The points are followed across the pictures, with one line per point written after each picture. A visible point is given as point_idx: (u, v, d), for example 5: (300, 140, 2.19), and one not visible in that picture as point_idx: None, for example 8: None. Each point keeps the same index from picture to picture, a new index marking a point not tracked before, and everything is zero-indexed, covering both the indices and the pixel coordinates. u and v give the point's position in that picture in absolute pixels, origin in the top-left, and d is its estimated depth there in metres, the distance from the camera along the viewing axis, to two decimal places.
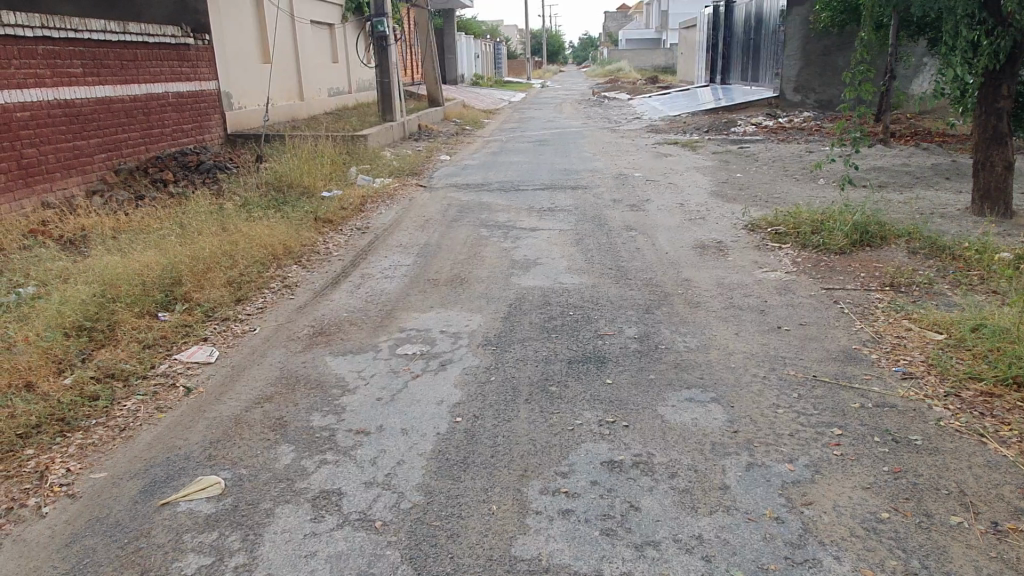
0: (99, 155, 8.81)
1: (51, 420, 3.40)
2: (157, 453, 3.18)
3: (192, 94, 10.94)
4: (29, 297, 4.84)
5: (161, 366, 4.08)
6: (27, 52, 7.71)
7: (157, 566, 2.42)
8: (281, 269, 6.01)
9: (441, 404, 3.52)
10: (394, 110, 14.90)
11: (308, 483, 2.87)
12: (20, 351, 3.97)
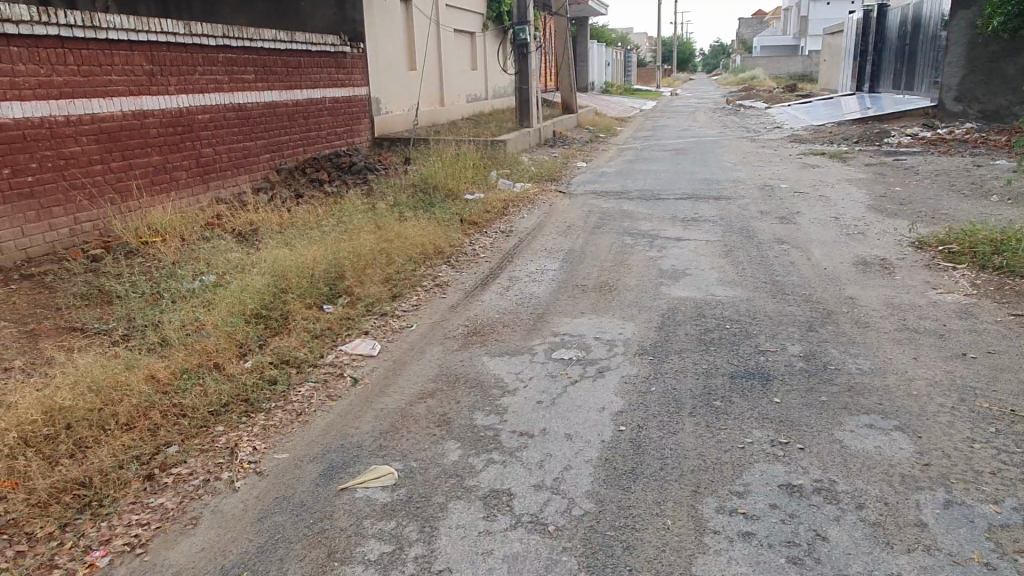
0: (264, 155, 9.44)
1: (237, 400, 3.65)
2: (333, 439, 3.33)
3: (347, 99, 11.52)
4: (211, 284, 5.24)
5: (329, 356, 4.28)
6: (209, 59, 8.38)
7: (342, 549, 2.51)
8: (432, 268, 6.18)
9: (602, 411, 3.47)
10: (531, 116, 15.06)
11: (478, 481, 2.90)
12: (208, 334, 4.29)
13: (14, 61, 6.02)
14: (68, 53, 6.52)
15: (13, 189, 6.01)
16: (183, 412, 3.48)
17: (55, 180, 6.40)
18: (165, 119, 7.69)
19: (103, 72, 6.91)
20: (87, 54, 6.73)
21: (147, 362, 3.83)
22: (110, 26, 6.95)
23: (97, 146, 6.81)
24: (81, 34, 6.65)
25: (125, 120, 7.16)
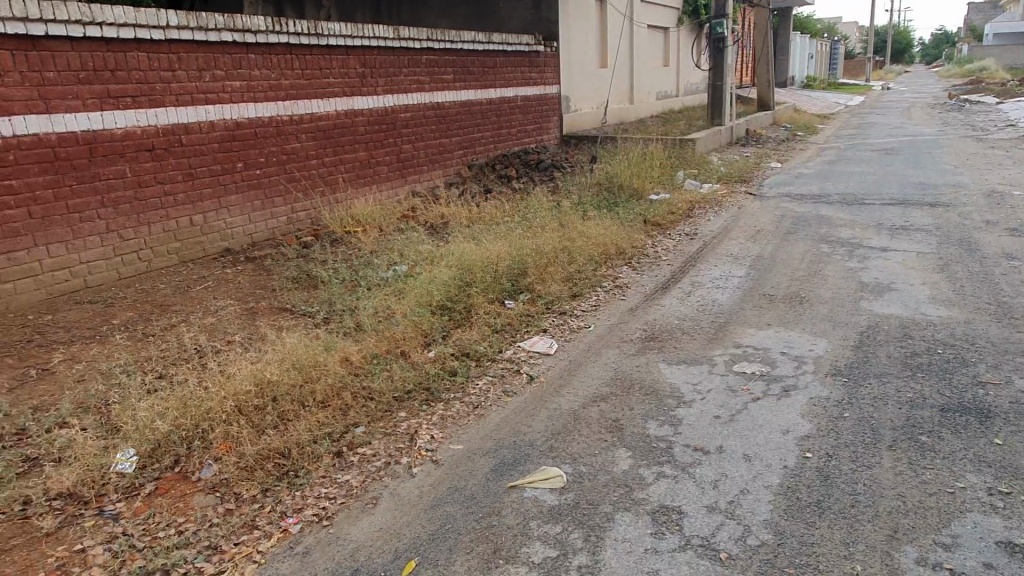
0: (458, 152, 9.88)
1: (419, 388, 3.85)
2: (505, 435, 3.40)
3: (538, 97, 11.73)
4: (403, 275, 5.56)
5: (507, 352, 4.38)
6: (414, 61, 8.88)
7: (508, 547, 2.55)
8: (613, 268, 6.12)
9: (787, 434, 3.24)
10: (724, 114, 14.47)
11: (647, 494, 2.82)
12: (398, 322, 4.56)
13: (251, 67, 6.75)
14: (295, 59, 7.20)
15: (244, 180, 6.79)
16: (371, 395, 3.73)
17: (278, 173, 7.14)
18: (372, 118, 8.27)
19: (322, 75, 7.56)
20: (310, 59, 7.40)
21: (343, 345, 4.15)
22: (331, 33, 7.56)
23: (314, 143, 7.49)
24: (307, 41, 7.31)
25: (338, 118, 7.80)
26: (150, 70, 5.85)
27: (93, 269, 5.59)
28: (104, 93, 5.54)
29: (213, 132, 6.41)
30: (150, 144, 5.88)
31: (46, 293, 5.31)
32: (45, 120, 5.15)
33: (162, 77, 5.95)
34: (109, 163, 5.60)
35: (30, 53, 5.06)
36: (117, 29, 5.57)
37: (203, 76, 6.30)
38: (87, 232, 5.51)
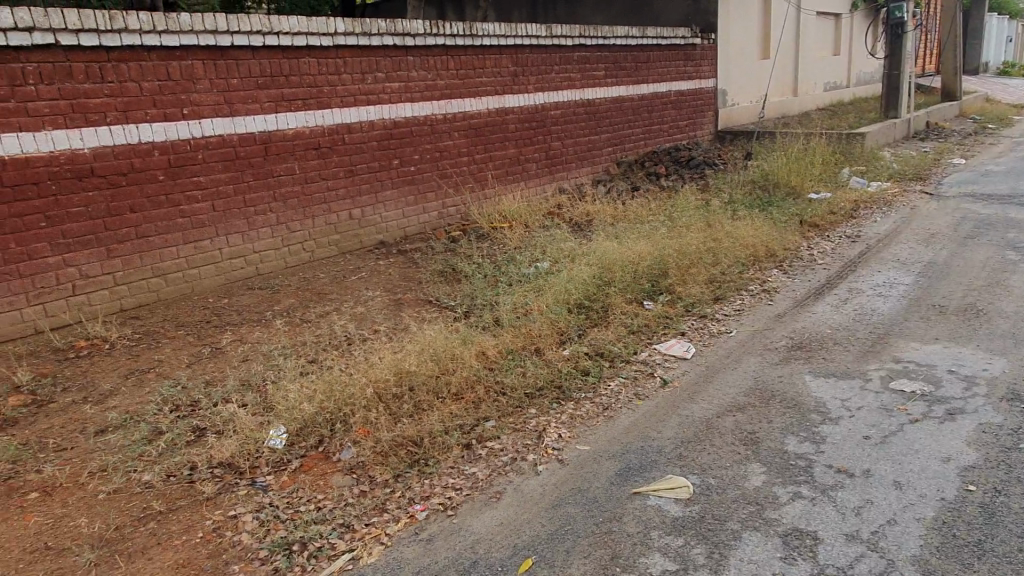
0: (607, 149, 9.80)
1: (550, 386, 3.87)
2: (634, 439, 3.34)
3: (692, 92, 11.39)
4: (543, 272, 5.60)
5: (642, 353, 4.30)
6: (565, 59, 8.90)
7: (626, 556, 2.50)
8: (762, 271, 5.83)
9: (947, 462, 2.93)
10: (900, 106, 13.32)
11: (779, 515, 2.66)
12: (534, 319, 4.61)
13: (409, 69, 7.06)
14: (450, 60, 7.45)
15: (400, 176, 7.13)
16: (503, 390, 3.80)
17: (431, 170, 7.44)
18: (522, 116, 8.40)
19: (476, 75, 7.77)
20: (465, 60, 7.62)
21: (480, 339, 4.25)
22: (485, 33, 7.74)
23: (465, 141, 7.72)
24: (462, 42, 7.52)
25: (489, 116, 7.99)
26: (319, 74, 6.28)
27: (264, 258, 6.11)
28: (279, 96, 6.01)
29: (373, 131, 6.79)
30: (317, 143, 6.33)
31: (224, 279, 5.86)
32: (229, 122, 5.67)
33: (329, 80, 6.37)
34: (281, 161, 6.08)
35: (218, 61, 5.58)
36: (292, 37, 6.02)
37: (366, 78, 6.67)
38: (260, 224, 6.02)
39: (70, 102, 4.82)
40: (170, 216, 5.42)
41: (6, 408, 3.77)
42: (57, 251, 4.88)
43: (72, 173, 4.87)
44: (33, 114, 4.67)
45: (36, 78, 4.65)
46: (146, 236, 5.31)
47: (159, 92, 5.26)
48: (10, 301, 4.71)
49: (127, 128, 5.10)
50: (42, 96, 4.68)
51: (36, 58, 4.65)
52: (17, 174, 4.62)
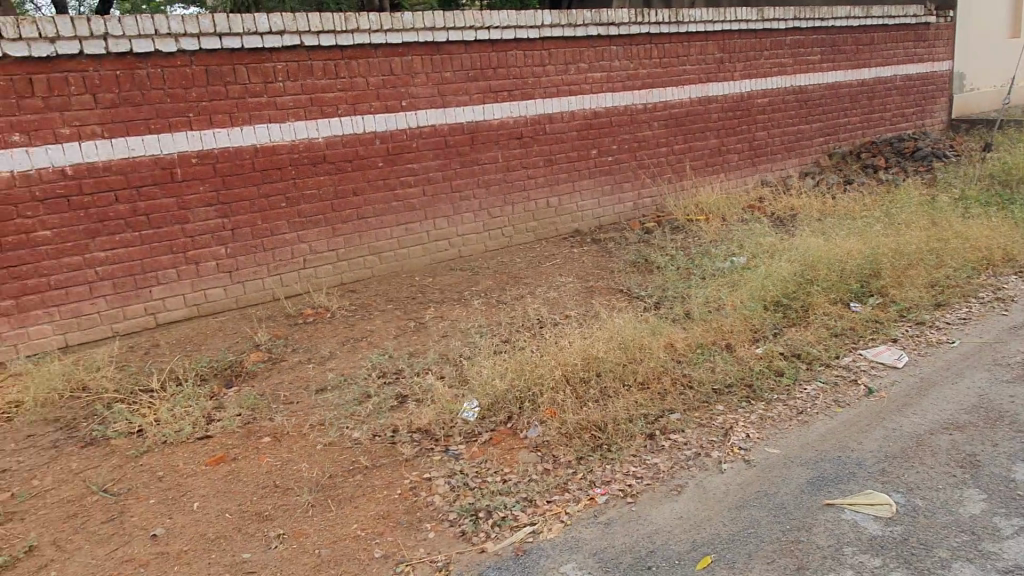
0: (818, 139, 9.18)
1: (741, 384, 3.75)
2: (830, 448, 3.15)
3: (922, 76, 10.29)
4: (740, 267, 5.41)
5: (845, 358, 4.02)
6: (778, 43, 8.43)
7: (814, 568, 2.39)
8: (996, 277, 5.18)
9: None
10: None
11: (999, 548, 2.39)
12: (727, 314, 4.48)
13: (612, 58, 7.07)
14: (654, 48, 7.35)
15: (597, 166, 7.21)
16: (691, 384, 3.74)
17: (628, 160, 7.43)
18: (726, 104, 8.11)
19: (679, 64, 7.61)
20: (669, 48, 7.49)
21: (670, 331, 4.21)
22: (692, 20, 7.53)
23: (665, 131, 7.62)
24: (667, 29, 7.39)
25: (691, 106, 7.81)
26: (525, 66, 6.50)
27: (466, 242, 6.46)
28: (487, 88, 6.30)
29: (573, 121, 6.91)
30: (520, 133, 6.57)
31: (430, 260, 6.29)
32: (441, 113, 6.06)
33: (534, 72, 6.56)
34: (486, 150, 6.39)
35: (434, 56, 5.96)
36: (502, 31, 6.26)
37: (569, 69, 6.79)
38: (464, 209, 6.38)
39: (309, 96, 5.41)
40: (386, 200, 5.92)
41: (248, 362, 4.36)
42: (293, 228, 5.52)
43: (308, 160, 5.47)
44: (279, 108, 5.30)
45: (283, 75, 5.26)
46: (365, 218, 5.84)
47: (383, 86, 5.74)
48: (255, 271, 5.42)
49: (354, 119, 5.63)
50: (287, 92, 5.30)
51: (285, 58, 5.25)
52: (266, 160, 5.29)
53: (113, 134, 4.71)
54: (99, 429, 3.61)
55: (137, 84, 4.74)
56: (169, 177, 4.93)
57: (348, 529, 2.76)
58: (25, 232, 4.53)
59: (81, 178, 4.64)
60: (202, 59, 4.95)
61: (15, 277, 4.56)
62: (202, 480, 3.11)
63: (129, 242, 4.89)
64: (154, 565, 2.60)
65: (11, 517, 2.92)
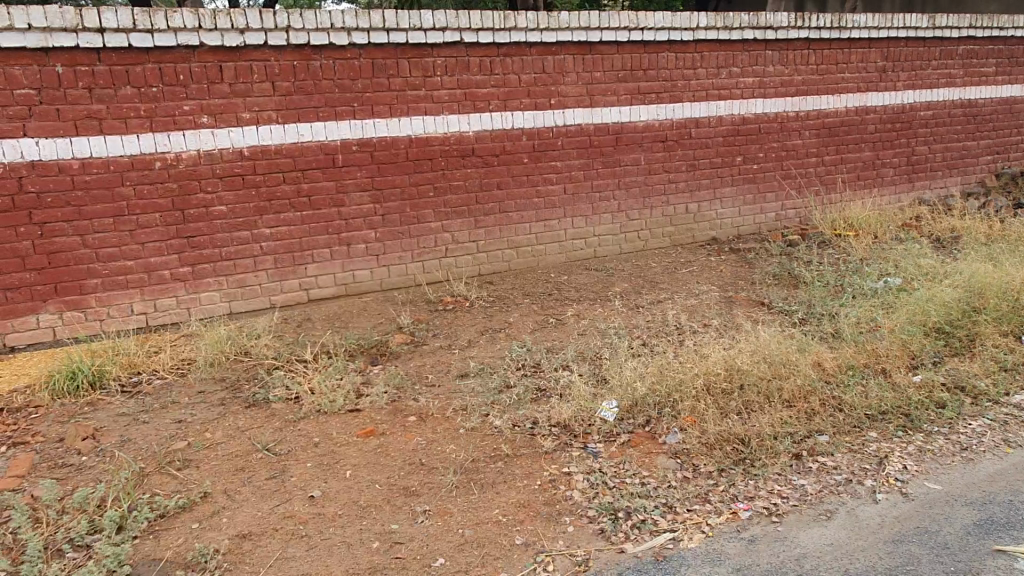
0: (986, 157, 8.49)
1: (897, 412, 3.55)
2: (999, 491, 2.93)
3: None
4: (895, 288, 5.10)
5: (1017, 396, 3.71)
6: (949, 53, 7.85)
7: None
8: None
9: None
10: None
11: None
12: (882, 337, 4.24)
13: (766, 64, 6.83)
14: (812, 54, 7.04)
15: (742, 174, 7.00)
16: (841, 406, 3.58)
17: (774, 169, 7.17)
18: (885, 116, 7.66)
19: (838, 71, 7.25)
20: (828, 55, 7.14)
21: (819, 349, 4.03)
22: (856, 25, 7.14)
23: (816, 141, 7.29)
24: (828, 35, 7.05)
25: (847, 116, 7.43)
26: (675, 69, 6.40)
27: (602, 242, 6.45)
28: (636, 90, 6.26)
29: (720, 126, 6.74)
30: (665, 136, 6.48)
31: (565, 258, 6.33)
32: (588, 113, 6.08)
33: (685, 75, 6.45)
34: (629, 152, 6.35)
35: (587, 56, 5.98)
36: (656, 33, 6.19)
37: (720, 73, 6.62)
38: (602, 210, 6.38)
39: (464, 91, 5.57)
40: (527, 195, 6.01)
41: (393, 343, 4.56)
42: (439, 217, 5.71)
43: (458, 153, 5.65)
44: (436, 101, 5.49)
45: (442, 70, 5.45)
46: (506, 212, 5.96)
47: (534, 84, 5.82)
48: (400, 256, 5.66)
49: (504, 115, 5.75)
50: (444, 86, 5.48)
51: (445, 54, 5.44)
52: (419, 151, 5.50)
53: (286, 120, 5.05)
54: (261, 392, 3.90)
55: (310, 74, 5.05)
56: (331, 162, 5.23)
57: (490, 514, 2.84)
58: (205, 206, 4.95)
59: (255, 159, 5.01)
60: (370, 53, 5.21)
61: (193, 246, 4.99)
62: (353, 450, 3.28)
63: (292, 221, 5.23)
64: (312, 525, 2.78)
65: (188, 464, 3.21)
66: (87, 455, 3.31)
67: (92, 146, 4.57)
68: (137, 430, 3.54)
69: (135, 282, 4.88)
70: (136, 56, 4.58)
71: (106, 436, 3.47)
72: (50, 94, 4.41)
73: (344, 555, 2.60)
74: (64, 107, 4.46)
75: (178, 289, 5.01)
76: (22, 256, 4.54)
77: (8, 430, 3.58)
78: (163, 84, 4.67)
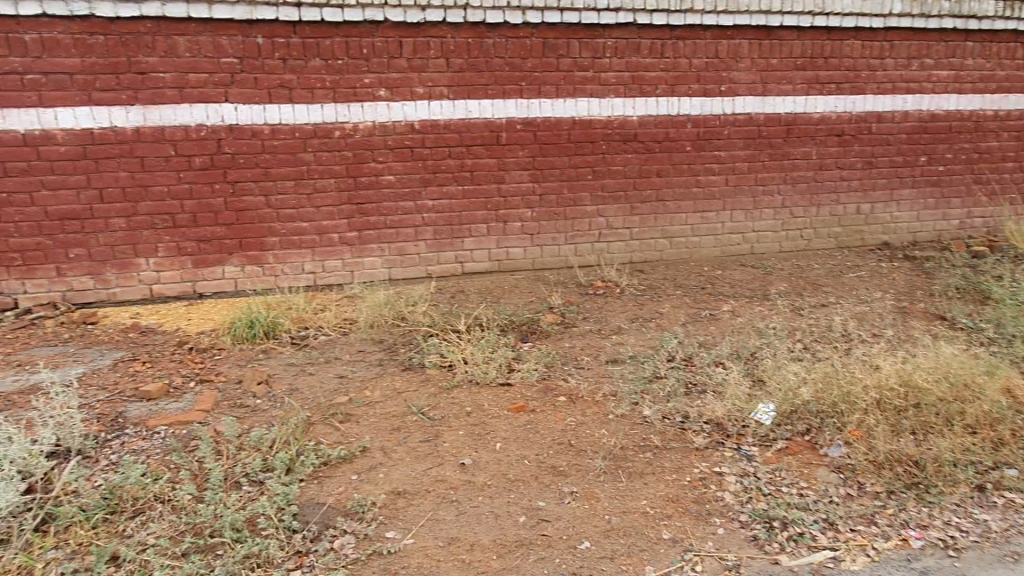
0: None
1: None
2: None
3: None
4: None
5: None
6: None
7: None
8: None
9: None
10: None
11: None
12: None
13: (966, 56, 6.20)
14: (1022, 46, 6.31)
15: (925, 175, 6.42)
16: None
17: (964, 172, 6.52)
18: None
19: None
20: None
21: (1011, 373, 3.63)
22: None
23: (1017, 143, 6.56)
24: None
25: None
26: (860, 58, 5.94)
27: (762, 238, 6.15)
28: (814, 79, 5.88)
29: (905, 122, 6.21)
30: (841, 130, 6.06)
31: (721, 251, 6.09)
32: (759, 102, 5.79)
33: (870, 65, 5.98)
34: (800, 145, 6.00)
35: (764, 42, 5.68)
36: (842, 18, 5.76)
37: (911, 64, 6.08)
38: (765, 204, 6.07)
39: (632, 74, 5.46)
40: (687, 184, 5.83)
41: (543, 322, 4.58)
42: (595, 201, 5.66)
43: (620, 137, 5.56)
44: (603, 83, 5.43)
45: (612, 52, 5.37)
46: (664, 199, 5.81)
47: (705, 69, 5.61)
48: (554, 237, 5.67)
49: (671, 100, 5.59)
50: (613, 68, 5.40)
51: (616, 35, 5.34)
52: (581, 133, 5.47)
53: (457, 96, 5.18)
54: (416, 357, 4.05)
55: (483, 52, 5.14)
56: (495, 139, 5.32)
57: (638, 504, 2.80)
58: (375, 175, 5.19)
59: (425, 133, 5.18)
60: (542, 32, 5.21)
61: (362, 213, 5.24)
62: (504, 423, 3.34)
63: (453, 195, 5.37)
64: (462, 491, 2.85)
65: (349, 418, 3.39)
66: (262, 398, 3.59)
67: (281, 113, 4.90)
68: (304, 380, 3.79)
69: (308, 242, 5.20)
70: (326, 30, 4.84)
71: (277, 383, 3.74)
72: (250, 63, 4.77)
73: (491, 525, 2.66)
74: (261, 76, 4.81)
75: (344, 252, 5.30)
76: (215, 211, 4.96)
77: (196, 367, 3.95)
78: (348, 57, 4.92)
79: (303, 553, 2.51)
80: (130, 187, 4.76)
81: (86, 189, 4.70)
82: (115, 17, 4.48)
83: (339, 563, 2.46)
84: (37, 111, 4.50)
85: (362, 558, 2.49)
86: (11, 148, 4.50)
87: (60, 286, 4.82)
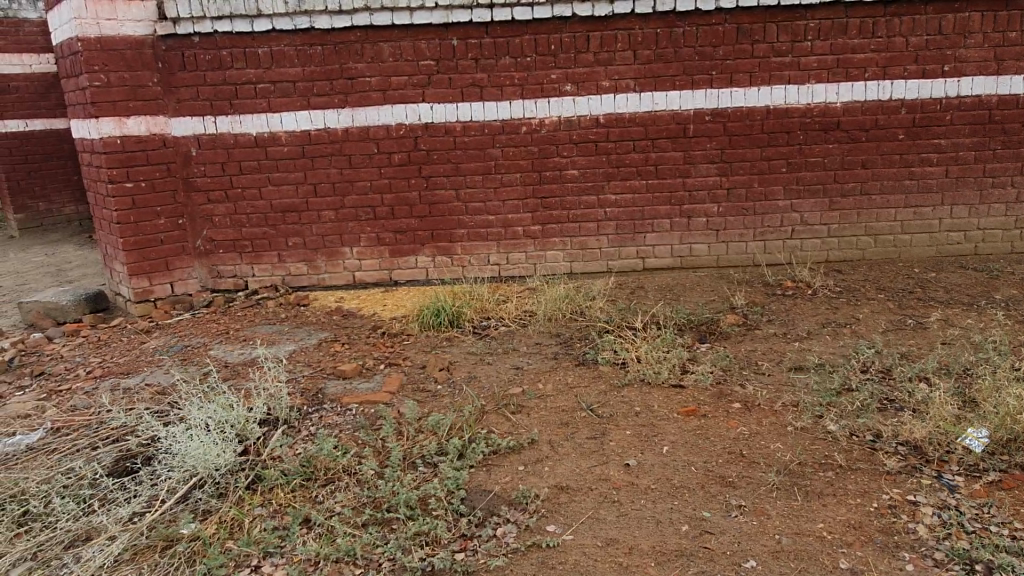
0: None
1: None
2: None
3: None
4: None
5: None
6: None
7: None
8: None
9: None
10: None
11: None
12: None
13: None
14: None
15: None
16: None
17: None
18: None
19: None
20: None
21: None
22: None
23: None
24: None
25: None
26: None
27: (989, 237, 5.43)
28: None
29: None
30: None
31: (937, 251, 5.46)
32: (991, 82, 5.09)
33: None
34: None
35: (1000, 13, 4.97)
36: None
37: None
38: (994, 198, 5.34)
39: (838, 57, 5.03)
40: (898, 176, 5.28)
41: (724, 323, 4.40)
42: (789, 195, 5.32)
43: (821, 125, 5.16)
44: (803, 69, 5.06)
45: (815, 34, 4.98)
46: (869, 193, 5.32)
47: (925, 48, 5.03)
48: (741, 233, 5.41)
49: (883, 83, 5.08)
50: (815, 51, 5.01)
51: (821, 15, 4.94)
52: (776, 122, 5.15)
53: (644, 88, 5.09)
54: (590, 353, 4.07)
55: (672, 42, 5.00)
56: (682, 132, 5.17)
57: (814, 527, 2.60)
58: (559, 169, 5.26)
59: (609, 127, 5.16)
60: (736, 17, 4.96)
61: (545, 207, 5.35)
62: (673, 427, 3.26)
63: (637, 188, 5.30)
64: (625, 492, 2.84)
65: (521, 409, 3.50)
66: (442, 383, 3.80)
67: (472, 111, 5.12)
68: (482, 369, 3.96)
69: (494, 235, 5.41)
70: (517, 29, 4.96)
71: (457, 370, 3.95)
72: (446, 64, 5.03)
73: (652, 530, 2.62)
74: (455, 76, 5.06)
75: (528, 245, 5.44)
76: (411, 204, 5.31)
77: (388, 351, 4.28)
78: (536, 54, 5.02)
79: (467, 537, 2.64)
80: (339, 183, 5.24)
81: (303, 185, 5.23)
82: (331, 28, 4.91)
83: (499, 551, 2.55)
84: (265, 116, 5.07)
85: (521, 549, 2.56)
86: (245, 149, 5.13)
87: (280, 270, 5.43)
